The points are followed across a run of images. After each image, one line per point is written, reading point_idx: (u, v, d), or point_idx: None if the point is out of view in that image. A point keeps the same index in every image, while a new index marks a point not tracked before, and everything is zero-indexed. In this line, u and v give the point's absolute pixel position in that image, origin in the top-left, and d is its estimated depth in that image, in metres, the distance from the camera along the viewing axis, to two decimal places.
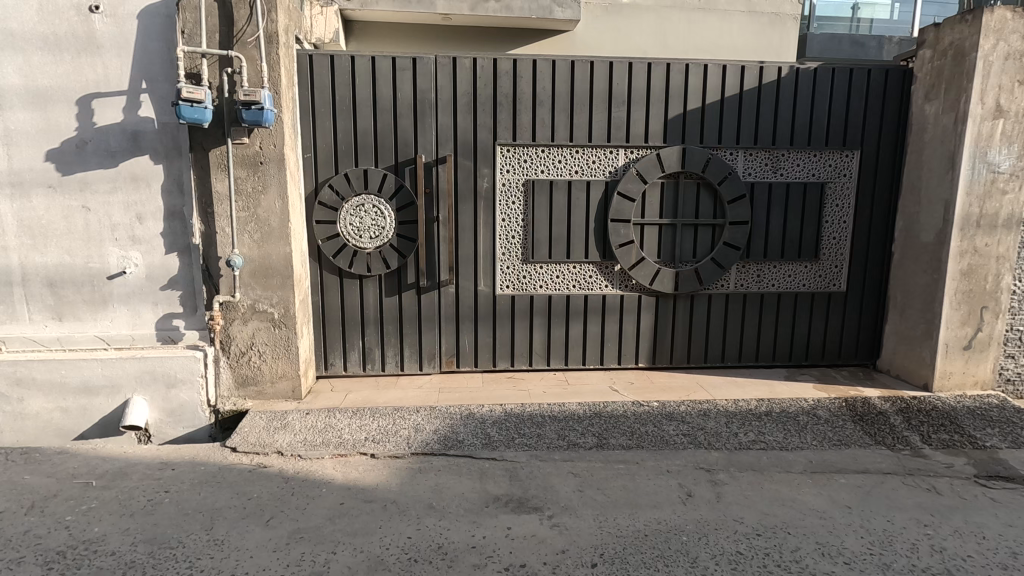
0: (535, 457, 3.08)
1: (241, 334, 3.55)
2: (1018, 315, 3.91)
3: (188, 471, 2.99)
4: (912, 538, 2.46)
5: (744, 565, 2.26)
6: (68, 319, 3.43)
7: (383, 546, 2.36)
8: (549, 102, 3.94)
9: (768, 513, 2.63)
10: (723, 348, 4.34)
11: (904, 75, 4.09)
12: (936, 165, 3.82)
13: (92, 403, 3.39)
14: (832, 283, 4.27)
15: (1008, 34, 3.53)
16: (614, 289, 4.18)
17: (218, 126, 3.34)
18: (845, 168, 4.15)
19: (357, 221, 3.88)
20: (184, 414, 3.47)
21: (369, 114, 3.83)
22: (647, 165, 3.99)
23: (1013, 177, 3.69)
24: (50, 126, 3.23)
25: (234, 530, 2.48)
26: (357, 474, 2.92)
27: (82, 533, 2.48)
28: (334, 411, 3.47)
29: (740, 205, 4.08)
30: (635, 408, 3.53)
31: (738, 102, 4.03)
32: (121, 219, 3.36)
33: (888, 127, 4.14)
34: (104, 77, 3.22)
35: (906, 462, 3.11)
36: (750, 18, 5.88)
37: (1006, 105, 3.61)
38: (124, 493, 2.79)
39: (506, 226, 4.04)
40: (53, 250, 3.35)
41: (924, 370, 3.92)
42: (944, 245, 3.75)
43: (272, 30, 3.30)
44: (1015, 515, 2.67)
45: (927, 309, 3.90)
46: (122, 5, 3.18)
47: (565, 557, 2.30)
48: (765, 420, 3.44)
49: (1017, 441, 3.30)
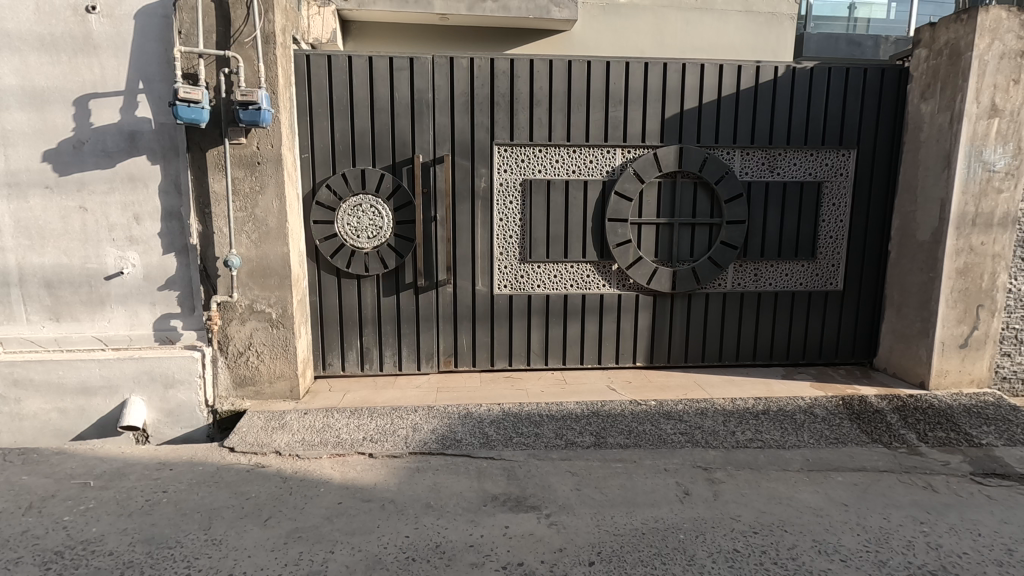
0: (533, 456, 3.08)
1: (239, 334, 3.55)
2: (1014, 313, 3.92)
3: (186, 471, 2.99)
4: (908, 536, 2.47)
5: (741, 562, 2.27)
6: (65, 320, 3.43)
7: (381, 546, 2.37)
8: (546, 102, 3.94)
9: (765, 511, 2.64)
10: (720, 347, 4.35)
11: (900, 74, 4.10)
12: (932, 163, 3.83)
13: (90, 404, 3.39)
14: (828, 283, 4.29)
15: (1002, 33, 3.54)
16: (612, 288, 4.19)
17: (215, 126, 3.34)
18: (841, 167, 4.16)
19: (354, 221, 3.88)
20: (182, 414, 3.47)
21: (366, 114, 3.83)
22: (644, 165, 4.00)
23: (1008, 176, 3.71)
24: (47, 126, 3.23)
25: (232, 530, 2.48)
26: (355, 474, 2.92)
27: (80, 533, 2.48)
28: (332, 411, 3.48)
29: (737, 205, 4.10)
30: (633, 407, 3.54)
31: (734, 101, 4.04)
32: (119, 219, 3.36)
33: (884, 126, 4.15)
34: (101, 78, 3.23)
35: (903, 460, 3.12)
36: (747, 18, 5.89)
37: (1001, 105, 3.63)
38: (123, 493, 2.79)
39: (504, 225, 4.04)
40: (51, 251, 3.35)
41: (921, 368, 3.94)
42: (940, 243, 3.76)
43: (270, 30, 3.30)
44: (1012, 512, 2.68)
45: (923, 308, 3.92)
46: (119, 5, 3.18)
47: (563, 555, 2.31)
48: (762, 419, 3.45)
49: (1014, 438, 3.32)
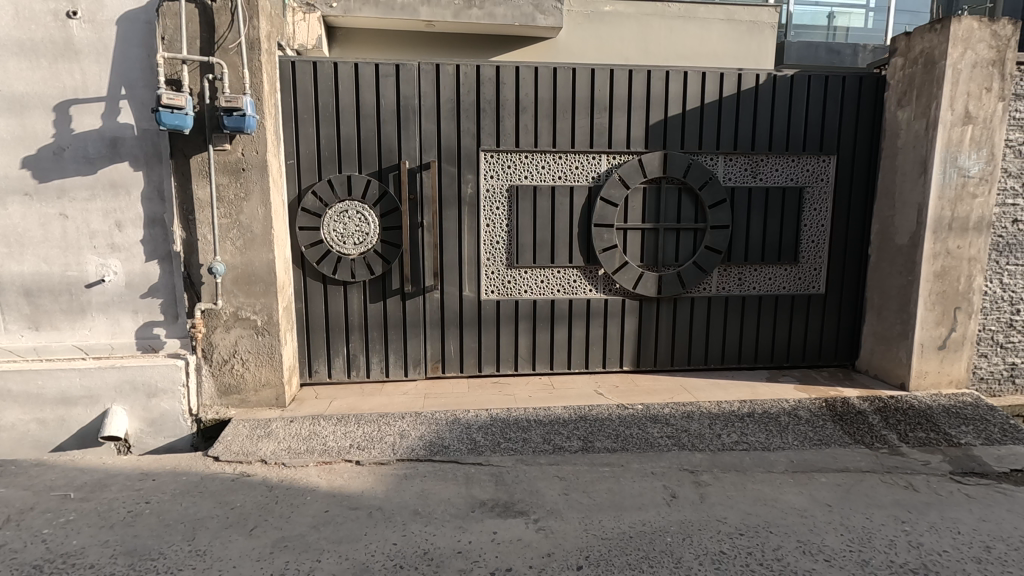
0: (520, 462, 3.08)
1: (223, 342, 3.51)
2: (989, 315, 4.01)
3: (169, 481, 2.95)
4: (889, 535, 2.51)
5: (727, 564, 2.29)
6: (44, 329, 3.37)
7: (368, 553, 2.35)
8: (531, 109, 3.97)
9: (751, 513, 2.66)
10: (706, 349, 4.39)
11: (877, 82, 4.19)
12: (910, 169, 3.92)
13: (70, 414, 3.34)
14: (811, 286, 4.36)
15: (974, 43, 3.64)
16: (598, 293, 4.22)
17: (199, 133, 3.31)
18: (821, 172, 4.25)
19: (340, 227, 3.86)
20: (165, 424, 3.43)
21: (352, 121, 3.83)
22: (629, 171, 4.04)
23: (982, 181, 3.80)
24: (27, 133, 3.18)
25: (216, 541, 2.45)
26: (342, 481, 2.90)
27: (60, 546, 2.44)
28: (319, 418, 3.45)
29: (721, 209, 4.15)
30: (620, 411, 3.58)
31: (717, 108, 4.10)
32: (101, 226, 3.32)
33: (863, 131, 4.24)
34: (82, 84, 3.19)
35: (884, 461, 3.17)
36: (729, 26, 5.98)
37: (975, 112, 3.72)
38: (104, 504, 2.74)
39: (491, 230, 4.06)
40: (30, 258, 3.30)
41: (901, 370, 4.00)
42: (918, 247, 3.84)
43: (254, 36, 3.29)
44: (989, 511, 2.74)
45: (903, 310, 3.99)
46: (100, 10, 3.15)
47: (551, 560, 2.31)
48: (747, 421, 3.49)
49: (991, 438, 3.39)
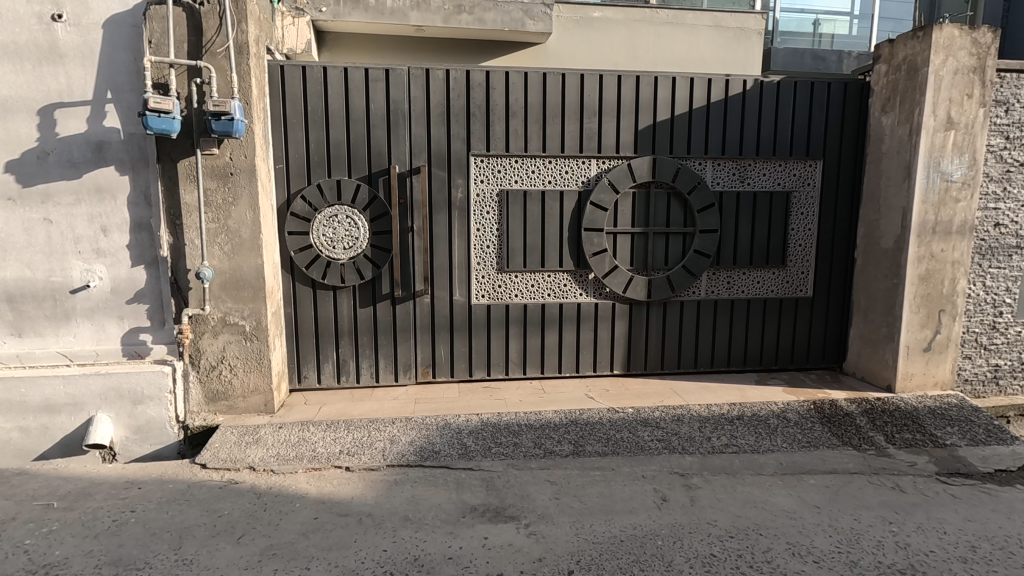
0: (511, 466, 3.08)
1: (211, 348, 3.48)
2: (973, 317, 4.07)
3: (156, 489, 2.91)
4: (878, 536, 2.53)
5: (717, 566, 2.30)
6: (27, 335, 3.32)
7: (358, 560, 2.33)
8: (521, 114, 3.98)
9: (741, 515, 2.67)
10: (696, 352, 4.41)
11: (862, 89, 4.26)
12: (894, 174, 3.97)
13: (53, 422, 3.28)
14: (799, 290, 4.40)
15: (956, 50, 3.70)
16: (589, 297, 4.23)
17: (186, 137, 3.29)
18: (808, 177, 4.30)
19: (329, 231, 3.84)
20: (151, 431, 3.38)
21: (342, 125, 3.82)
22: (619, 175, 4.06)
23: (965, 186, 3.86)
24: (11, 137, 3.14)
25: (204, 549, 2.42)
26: (332, 487, 2.88)
27: (42, 557, 2.39)
28: (309, 424, 3.42)
29: (710, 213, 4.18)
30: (611, 415, 3.57)
31: (705, 113, 4.14)
32: (86, 231, 3.28)
33: (848, 137, 4.30)
34: (67, 87, 3.15)
35: (872, 462, 3.20)
36: (717, 33, 6.05)
37: (957, 118, 3.78)
38: (88, 514, 2.70)
39: (481, 235, 4.06)
40: (13, 264, 3.25)
41: (887, 372, 4.05)
42: (903, 250, 3.90)
43: (243, 40, 3.28)
44: (975, 511, 2.78)
45: (889, 313, 4.04)
46: (86, 13, 3.12)
47: (542, 565, 2.31)
48: (737, 423, 3.51)
49: (976, 438, 3.44)
